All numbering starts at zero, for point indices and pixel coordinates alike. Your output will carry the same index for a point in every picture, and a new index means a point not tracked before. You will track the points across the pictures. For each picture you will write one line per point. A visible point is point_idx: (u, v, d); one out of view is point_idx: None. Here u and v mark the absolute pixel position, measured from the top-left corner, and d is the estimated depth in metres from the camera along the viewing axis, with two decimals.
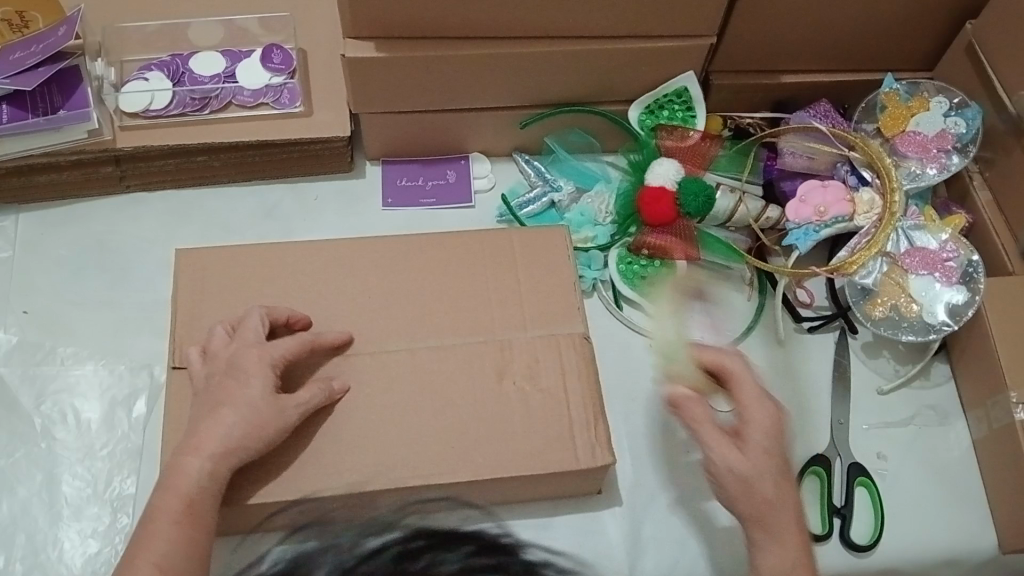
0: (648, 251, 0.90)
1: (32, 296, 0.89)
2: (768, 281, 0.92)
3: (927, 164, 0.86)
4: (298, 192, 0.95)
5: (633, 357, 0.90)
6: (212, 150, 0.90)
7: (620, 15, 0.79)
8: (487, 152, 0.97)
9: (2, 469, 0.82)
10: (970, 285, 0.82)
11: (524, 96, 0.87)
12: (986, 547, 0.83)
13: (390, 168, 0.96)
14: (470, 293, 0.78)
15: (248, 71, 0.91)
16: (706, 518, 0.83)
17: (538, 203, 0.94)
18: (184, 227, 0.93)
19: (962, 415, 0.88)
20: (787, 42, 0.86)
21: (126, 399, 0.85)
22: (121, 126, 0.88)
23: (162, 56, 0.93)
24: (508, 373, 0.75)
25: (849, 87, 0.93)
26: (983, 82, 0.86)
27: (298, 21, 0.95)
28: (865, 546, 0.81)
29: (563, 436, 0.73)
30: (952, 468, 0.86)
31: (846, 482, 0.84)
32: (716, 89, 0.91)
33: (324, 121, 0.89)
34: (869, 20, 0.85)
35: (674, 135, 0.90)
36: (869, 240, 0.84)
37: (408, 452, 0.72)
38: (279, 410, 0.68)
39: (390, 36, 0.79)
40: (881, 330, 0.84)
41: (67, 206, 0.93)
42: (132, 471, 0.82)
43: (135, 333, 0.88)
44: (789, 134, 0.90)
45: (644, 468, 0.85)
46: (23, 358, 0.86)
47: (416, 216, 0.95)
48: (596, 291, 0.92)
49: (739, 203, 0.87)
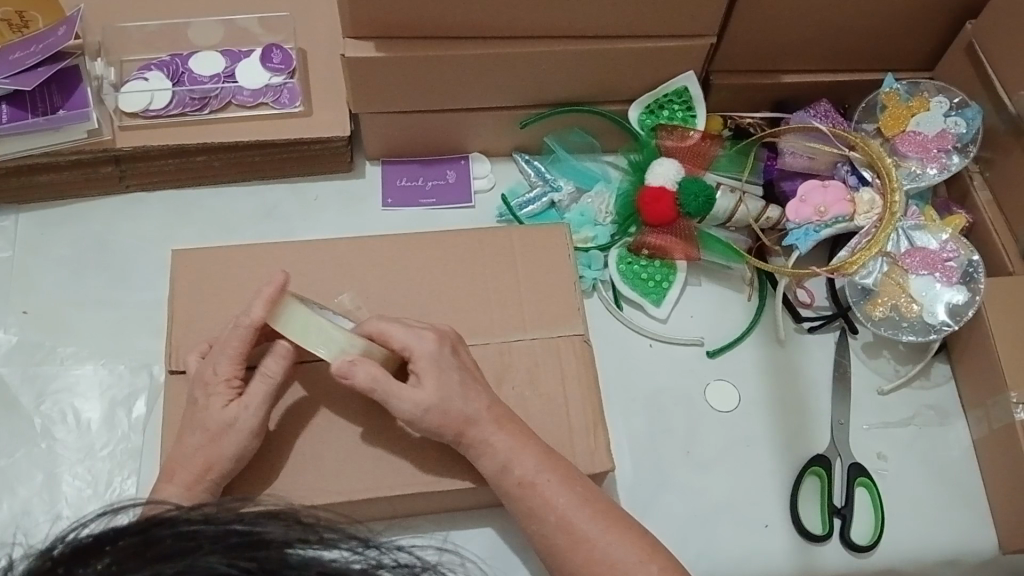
0: (648, 251, 0.90)
1: (31, 296, 0.89)
2: (768, 281, 0.92)
3: (927, 164, 0.86)
4: (298, 192, 0.95)
5: (633, 357, 0.90)
6: (212, 151, 0.90)
7: (620, 15, 0.79)
8: (487, 152, 0.97)
9: (2, 469, 0.82)
10: (970, 284, 0.82)
11: (524, 96, 0.87)
12: (986, 547, 0.83)
13: (391, 168, 0.96)
14: (469, 293, 0.78)
15: (248, 71, 0.91)
16: (706, 518, 0.83)
17: (538, 203, 0.94)
18: (184, 227, 0.93)
19: (962, 415, 0.88)
20: (788, 42, 0.86)
21: (126, 399, 0.85)
22: (122, 125, 0.88)
23: (162, 56, 0.93)
24: (507, 374, 0.75)
25: (848, 87, 0.93)
26: (983, 82, 0.86)
27: (298, 21, 0.95)
28: (865, 546, 0.81)
29: (562, 437, 0.73)
30: (951, 468, 0.86)
31: (846, 482, 0.83)
32: (715, 89, 0.91)
33: (324, 122, 0.89)
34: (869, 20, 0.84)
35: (674, 135, 0.90)
36: (869, 240, 0.84)
37: (407, 452, 0.72)
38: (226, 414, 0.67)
39: (390, 36, 0.79)
40: (881, 330, 0.84)
41: (66, 206, 0.93)
42: (132, 471, 0.82)
43: (135, 334, 0.88)
44: (789, 134, 0.90)
45: (644, 468, 0.85)
46: (24, 358, 0.86)
47: (416, 216, 0.95)
48: (596, 291, 0.92)
49: (739, 203, 0.87)
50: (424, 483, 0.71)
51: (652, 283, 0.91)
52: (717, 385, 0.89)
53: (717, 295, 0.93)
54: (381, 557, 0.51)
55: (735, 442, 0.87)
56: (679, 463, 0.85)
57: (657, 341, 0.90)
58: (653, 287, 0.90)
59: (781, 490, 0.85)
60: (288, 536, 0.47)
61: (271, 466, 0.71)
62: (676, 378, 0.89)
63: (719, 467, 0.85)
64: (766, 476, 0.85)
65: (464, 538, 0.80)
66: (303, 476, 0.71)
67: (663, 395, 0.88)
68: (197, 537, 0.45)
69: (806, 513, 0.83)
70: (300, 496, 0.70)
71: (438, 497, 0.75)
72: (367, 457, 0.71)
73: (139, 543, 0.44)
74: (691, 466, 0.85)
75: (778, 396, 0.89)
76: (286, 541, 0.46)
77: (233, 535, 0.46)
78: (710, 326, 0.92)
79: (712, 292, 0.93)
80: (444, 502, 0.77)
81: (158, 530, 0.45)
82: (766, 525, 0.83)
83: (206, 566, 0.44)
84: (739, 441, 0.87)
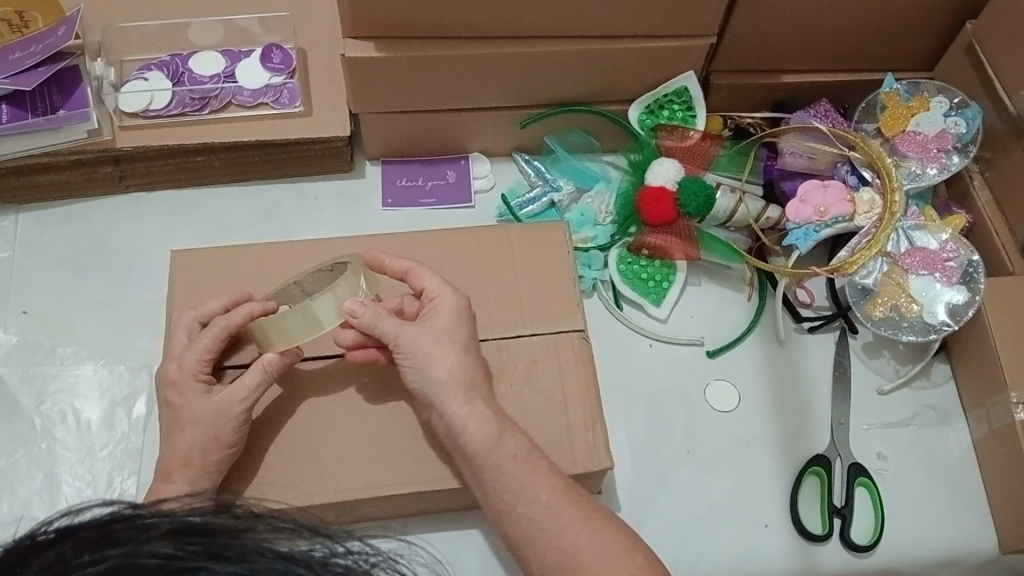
0: (648, 251, 0.90)
1: (32, 296, 0.89)
2: (768, 280, 0.92)
3: (927, 164, 0.86)
4: (298, 192, 0.95)
5: (633, 357, 0.90)
6: (212, 151, 0.90)
7: (620, 16, 0.79)
8: (487, 152, 0.97)
9: (2, 469, 0.81)
10: (970, 284, 0.82)
11: (524, 96, 0.87)
12: (986, 547, 0.83)
13: (390, 168, 0.96)
14: (468, 290, 0.78)
15: (248, 71, 0.91)
16: (706, 519, 0.83)
17: (538, 203, 0.94)
18: (183, 227, 0.93)
19: (962, 415, 0.88)
20: (788, 42, 0.86)
21: (126, 399, 0.85)
22: (121, 125, 0.87)
23: (162, 57, 0.93)
24: (506, 373, 0.75)
25: (849, 87, 0.93)
26: (983, 82, 0.86)
27: (298, 21, 0.95)
28: (865, 546, 0.81)
29: (561, 435, 0.73)
30: (951, 468, 0.86)
31: (846, 482, 0.83)
32: (716, 89, 0.91)
33: (324, 122, 0.89)
34: (869, 20, 0.84)
35: (674, 134, 0.90)
36: (869, 240, 0.84)
37: (406, 454, 0.72)
38: (226, 409, 0.67)
39: (389, 36, 0.79)
40: (881, 330, 0.84)
41: (66, 206, 0.93)
42: (132, 471, 0.82)
43: (134, 333, 0.88)
44: (789, 134, 0.89)
45: (645, 468, 0.85)
46: (23, 358, 0.86)
47: (416, 216, 0.95)
48: (596, 291, 0.92)
49: (739, 203, 0.87)
50: (424, 484, 0.71)
51: (653, 283, 0.91)
52: (718, 385, 0.89)
53: (717, 295, 0.93)
54: (337, 547, 0.52)
55: (736, 441, 0.87)
56: (679, 463, 0.85)
57: (657, 341, 0.90)
58: (653, 287, 0.91)
59: (782, 490, 0.85)
60: (240, 525, 0.48)
61: (273, 466, 0.71)
62: (677, 378, 0.89)
63: (719, 466, 0.85)
64: (765, 477, 0.85)
65: (464, 538, 0.80)
66: (303, 475, 0.71)
67: (662, 395, 0.88)
68: (149, 527, 0.46)
69: (806, 513, 0.83)
70: (301, 496, 0.70)
71: (437, 497, 0.75)
72: (366, 458, 0.71)
73: (99, 536, 0.45)
74: (691, 466, 0.85)
75: (778, 396, 0.89)
76: (236, 529, 0.47)
77: (183, 524, 0.46)
78: (710, 326, 0.92)
79: (712, 292, 0.93)
80: (443, 501, 0.77)
81: (112, 524, 0.46)
82: (766, 525, 0.83)
83: (153, 552, 0.44)
84: (740, 441, 0.87)
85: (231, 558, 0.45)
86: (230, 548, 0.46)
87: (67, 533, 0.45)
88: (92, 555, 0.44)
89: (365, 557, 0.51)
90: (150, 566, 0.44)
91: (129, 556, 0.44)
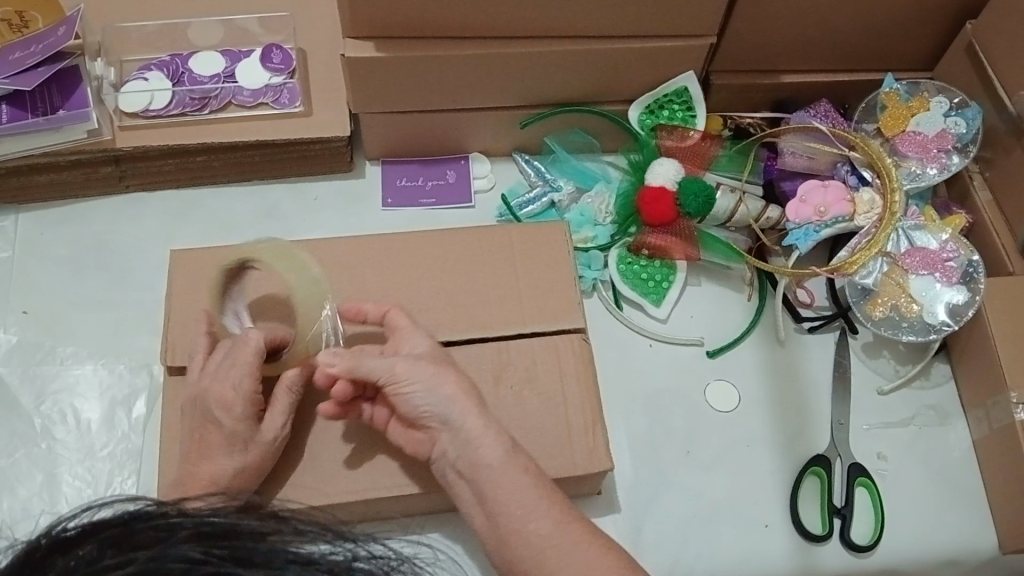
0: (648, 251, 0.90)
1: (32, 296, 0.89)
2: (768, 280, 0.92)
3: (927, 164, 0.86)
4: (298, 192, 0.95)
5: (633, 357, 0.90)
6: (212, 151, 0.90)
7: (621, 15, 0.79)
8: (487, 152, 0.97)
9: (2, 469, 0.81)
10: (970, 285, 0.82)
11: (525, 95, 0.87)
12: (986, 547, 0.83)
13: (390, 168, 0.96)
14: (468, 289, 0.78)
15: (248, 71, 0.91)
16: (705, 519, 0.83)
17: (538, 203, 0.94)
18: (183, 227, 0.93)
19: (961, 415, 0.88)
20: (788, 42, 0.86)
21: (126, 399, 0.85)
22: (121, 125, 0.88)
23: (162, 56, 0.93)
24: (507, 372, 0.75)
25: (849, 87, 0.93)
26: (984, 82, 0.85)
27: (298, 21, 0.95)
28: (865, 546, 0.81)
29: (561, 436, 0.73)
30: (951, 468, 0.86)
31: (846, 482, 0.83)
32: (716, 89, 0.91)
33: (324, 122, 0.89)
34: (868, 20, 0.84)
35: (674, 134, 0.90)
36: (869, 240, 0.84)
37: (406, 455, 0.72)
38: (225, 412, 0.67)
39: (389, 36, 0.79)
40: (881, 330, 0.84)
41: (66, 206, 0.93)
42: (132, 471, 0.82)
43: (134, 333, 0.88)
44: (789, 134, 0.89)
45: (645, 468, 0.85)
46: (23, 358, 0.86)
47: (416, 216, 0.95)
48: (596, 291, 0.92)
49: (739, 203, 0.87)
50: (424, 484, 0.71)
51: (653, 283, 0.91)
52: (718, 385, 0.89)
53: (717, 295, 0.93)
54: (359, 549, 0.51)
55: (736, 442, 0.87)
56: (679, 462, 0.85)
57: (656, 341, 0.90)
58: (653, 287, 0.91)
59: (782, 490, 0.85)
60: (260, 527, 0.48)
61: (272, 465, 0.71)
62: (677, 378, 0.89)
63: (719, 466, 0.85)
64: (766, 477, 0.85)
65: (465, 538, 0.80)
66: (304, 475, 0.71)
67: (662, 395, 0.88)
68: (173, 528, 0.46)
69: (806, 513, 0.83)
70: (302, 496, 0.70)
71: (438, 498, 0.75)
72: (367, 458, 0.71)
73: (120, 535, 0.45)
74: (691, 466, 0.85)
75: (778, 396, 0.89)
76: (258, 531, 0.47)
77: (205, 526, 0.46)
78: (710, 326, 0.92)
79: (712, 292, 0.93)
80: (444, 502, 0.77)
81: (136, 522, 0.46)
82: (766, 525, 0.83)
83: (178, 555, 0.44)
84: (739, 442, 0.87)
85: (252, 561, 0.45)
86: (253, 553, 0.46)
87: (92, 530, 0.45)
88: (118, 557, 0.43)
89: (386, 562, 0.51)
90: (177, 570, 0.44)
91: (158, 559, 0.44)
